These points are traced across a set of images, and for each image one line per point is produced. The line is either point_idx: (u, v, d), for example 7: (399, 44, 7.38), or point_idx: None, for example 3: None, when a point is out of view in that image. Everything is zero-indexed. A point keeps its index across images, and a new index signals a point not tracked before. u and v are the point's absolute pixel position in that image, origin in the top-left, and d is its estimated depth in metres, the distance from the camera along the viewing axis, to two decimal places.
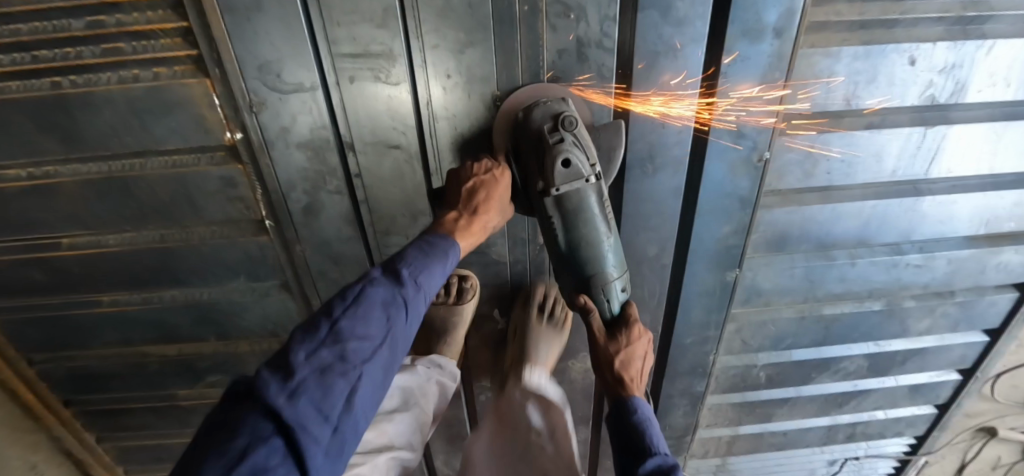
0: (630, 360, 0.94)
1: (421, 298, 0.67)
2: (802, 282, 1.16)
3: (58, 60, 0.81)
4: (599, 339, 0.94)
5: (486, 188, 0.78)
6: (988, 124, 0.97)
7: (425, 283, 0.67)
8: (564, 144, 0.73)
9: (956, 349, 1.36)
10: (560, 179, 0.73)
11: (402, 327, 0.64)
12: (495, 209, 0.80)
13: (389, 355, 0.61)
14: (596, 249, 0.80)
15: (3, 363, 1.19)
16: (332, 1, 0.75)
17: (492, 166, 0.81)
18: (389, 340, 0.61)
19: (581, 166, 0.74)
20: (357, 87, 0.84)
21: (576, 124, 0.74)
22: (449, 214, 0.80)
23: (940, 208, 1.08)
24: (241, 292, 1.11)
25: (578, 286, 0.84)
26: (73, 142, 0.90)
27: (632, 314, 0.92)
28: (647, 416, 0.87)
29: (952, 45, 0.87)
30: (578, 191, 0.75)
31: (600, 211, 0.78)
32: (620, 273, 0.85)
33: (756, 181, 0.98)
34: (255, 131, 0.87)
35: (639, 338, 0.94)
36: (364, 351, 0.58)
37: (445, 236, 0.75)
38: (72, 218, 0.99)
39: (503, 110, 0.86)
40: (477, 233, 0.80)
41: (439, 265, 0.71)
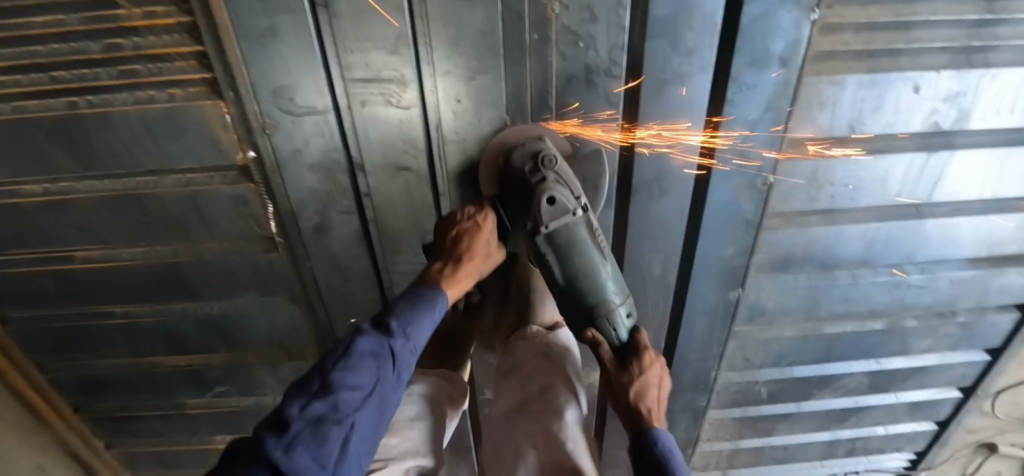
0: (648, 391, 0.81)
1: (411, 349, 0.65)
2: (805, 301, 1.17)
3: (76, 82, 0.83)
4: (610, 373, 0.83)
5: (469, 235, 0.81)
6: (991, 150, 0.98)
7: (415, 334, 0.66)
8: (547, 182, 0.76)
9: (957, 368, 1.37)
10: (548, 216, 0.74)
11: (394, 379, 0.61)
12: (482, 253, 0.82)
13: (382, 407, 0.58)
14: (594, 280, 0.79)
15: (16, 371, 1.21)
16: (346, 29, 0.76)
17: (475, 212, 0.85)
18: (382, 390, 0.58)
19: (566, 201, 0.76)
20: (368, 111, 0.85)
21: (555, 162, 0.78)
22: (435, 266, 0.81)
23: (943, 231, 1.09)
24: (250, 306, 1.13)
25: (582, 320, 0.83)
26: (89, 160, 0.92)
27: (642, 340, 0.85)
28: (670, 448, 0.72)
29: (957, 74, 0.88)
30: (567, 226, 0.76)
31: (592, 242, 0.79)
32: (623, 299, 0.84)
33: (760, 204, 0.99)
34: (267, 152, 0.89)
35: (654, 366, 0.84)
36: (358, 402, 0.55)
37: (432, 287, 0.76)
38: (87, 233, 1.01)
39: (487, 153, 0.91)
40: (463, 281, 0.80)
41: (427, 314, 0.70)
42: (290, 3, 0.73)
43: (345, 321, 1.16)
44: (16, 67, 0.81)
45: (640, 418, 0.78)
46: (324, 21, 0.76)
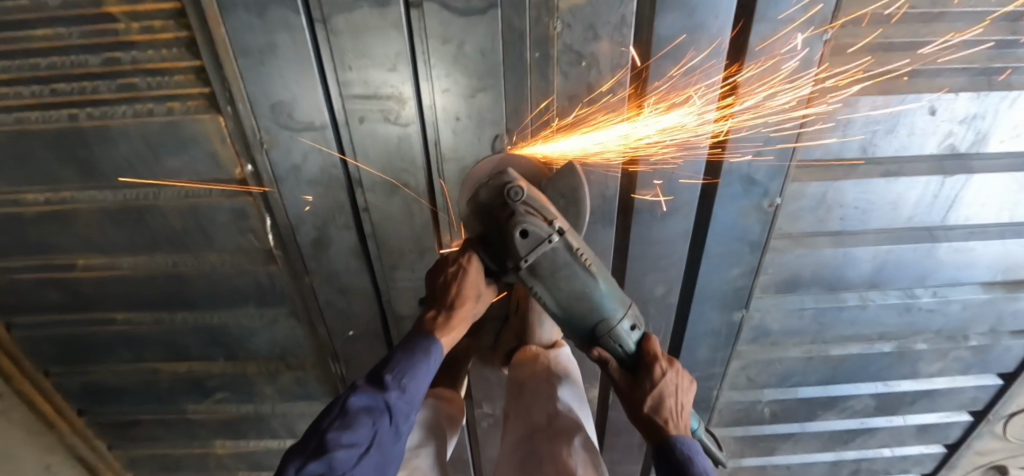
0: (665, 401, 0.75)
1: (410, 400, 0.63)
2: (811, 323, 1.14)
3: (75, 94, 0.83)
4: (624, 394, 0.79)
5: (457, 282, 0.76)
6: (1009, 174, 0.95)
7: (414, 383, 0.64)
8: (517, 215, 0.70)
9: (969, 392, 1.33)
10: (524, 251, 0.71)
11: (392, 432, 0.60)
12: (472, 297, 0.77)
13: (381, 462, 0.57)
14: (588, 303, 0.75)
15: (20, 375, 1.22)
16: (344, 46, 0.76)
17: (460, 254, 0.79)
18: (379, 445, 0.57)
19: (538, 230, 0.70)
20: (366, 128, 0.84)
21: (523, 191, 0.71)
22: (426, 316, 0.77)
23: (958, 254, 1.05)
24: (250, 317, 1.13)
25: (586, 341, 0.79)
26: (89, 171, 0.92)
27: (652, 349, 0.80)
28: (693, 453, 0.67)
29: (975, 96, 0.85)
30: (548, 254, 0.72)
31: (577, 264, 0.73)
32: (625, 311, 0.79)
33: (766, 226, 0.97)
34: (265, 167, 0.88)
35: (667, 375, 0.77)
36: (353, 460, 0.54)
37: (424, 335, 0.72)
38: (89, 242, 1.02)
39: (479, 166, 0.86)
40: (460, 326, 0.76)
41: (426, 360, 0.68)
42: (288, 20, 0.73)
43: (344, 334, 1.16)
44: (16, 80, 0.81)
45: (658, 431, 0.73)
46: (322, 37, 0.75)
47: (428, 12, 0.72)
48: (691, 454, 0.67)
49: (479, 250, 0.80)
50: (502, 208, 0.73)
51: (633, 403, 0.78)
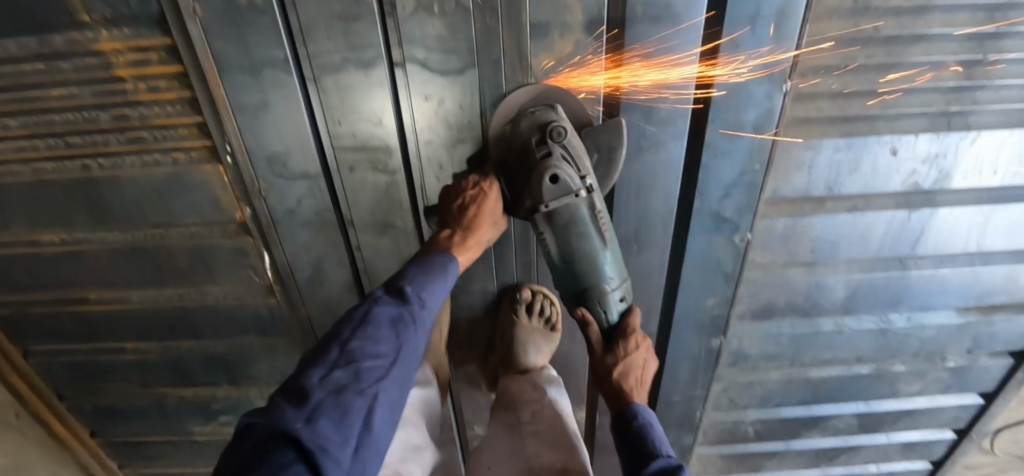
0: (632, 371, 0.85)
1: (426, 313, 0.70)
2: (789, 347, 1.18)
3: (88, 147, 0.90)
4: (595, 352, 0.87)
5: (476, 205, 0.80)
6: (975, 208, 0.98)
7: (428, 299, 0.71)
8: (553, 159, 0.73)
9: (950, 410, 1.36)
10: (548, 196, 0.74)
11: (411, 344, 0.66)
12: (488, 223, 0.83)
13: (403, 371, 0.64)
14: (592, 264, 0.81)
15: (35, 399, 1.30)
16: (334, 103, 0.83)
17: (480, 181, 0.83)
18: (399, 356, 0.64)
19: (570, 181, 0.73)
20: (357, 175, 0.90)
21: (565, 135, 0.74)
22: (444, 233, 0.84)
23: (928, 282, 1.09)
24: (251, 344, 1.19)
25: (575, 298, 0.85)
26: (100, 214, 0.99)
27: (631, 323, 0.86)
28: (649, 423, 0.77)
29: (934, 137, 0.89)
30: (569, 205, 0.76)
31: (594, 225, 0.78)
32: (618, 282, 0.84)
33: (739, 259, 1.01)
34: (263, 211, 0.94)
35: (639, 349, 0.86)
36: (376, 368, 0.60)
37: (443, 252, 0.79)
38: (99, 278, 1.08)
39: (503, 109, 0.83)
40: (473, 249, 0.83)
41: (439, 283, 0.74)
42: (281, 80, 0.80)
43: None
44: (37, 134, 0.89)
45: (622, 396, 0.84)
46: (313, 94, 0.82)
47: (410, 71, 0.80)
48: (648, 421, 0.77)
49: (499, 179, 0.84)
50: (538, 148, 0.76)
51: (601, 363, 0.87)
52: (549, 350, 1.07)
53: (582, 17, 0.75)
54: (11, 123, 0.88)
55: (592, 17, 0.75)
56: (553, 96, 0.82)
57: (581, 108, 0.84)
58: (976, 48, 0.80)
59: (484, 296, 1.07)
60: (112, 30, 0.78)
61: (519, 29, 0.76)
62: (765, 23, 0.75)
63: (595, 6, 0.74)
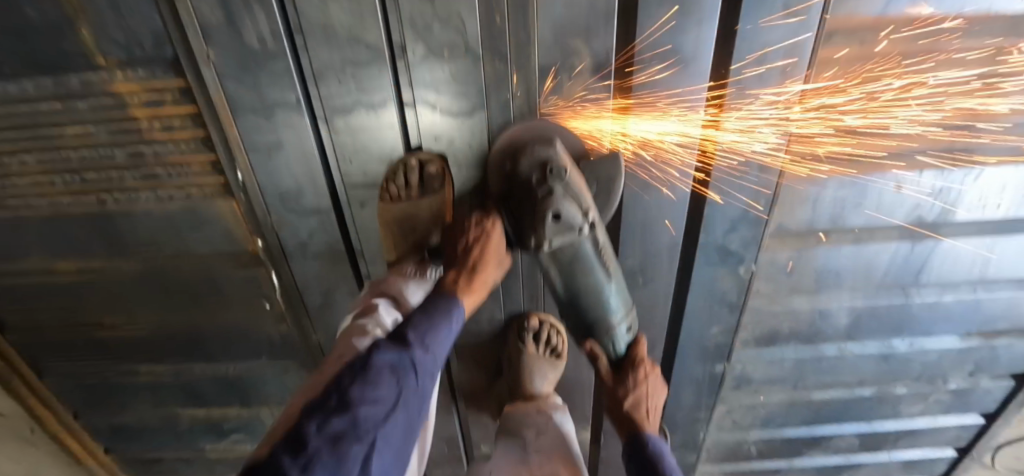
0: (642, 402, 0.87)
1: (431, 360, 0.63)
2: (792, 371, 1.20)
3: (104, 183, 0.92)
4: (606, 383, 0.88)
5: (480, 245, 0.77)
6: (978, 239, 0.99)
7: (434, 344, 0.64)
8: (554, 197, 0.67)
9: (951, 430, 1.37)
10: (550, 234, 0.68)
11: (415, 392, 0.59)
12: (493, 263, 0.79)
13: (405, 420, 0.56)
14: (597, 297, 0.78)
15: (53, 419, 1.33)
16: (345, 143, 0.85)
17: (483, 219, 0.80)
18: (403, 403, 0.56)
19: (573, 216, 0.68)
20: (367, 210, 0.93)
21: (565, 171, 0.68)
22: (447, 275, 0.77)
23: (930, 309, 1.10)
24: (263, 368, 1.21)
25: (582, 332, 0.84)
26: (116, 246, 1.00)
27: (640, 353, 0.87)
28: (662, 453, 0.79)
29: (938, 173, 0.90)
30: (573, 242, 0.71)
31: (598, 259, 0.75)
32: (626, 314, 0.83)
33: (742, 289, 1.03)
34: (276, 244, 0.97)
35: (648, 378, 0.88)
36: (378, 418, 0.52)
37: (446, 295, 0.73)
38: (116, 305, 1.11)
39: (499, 145, 0.81)
40: (478, 290, 0.78)
41: (443, 325, 0.68)
42: (293, 121, 0.81)
43: None
44: (53, 170, 0.90)
45: (633, 426, 0.85)
46: (324, 133, 0.84)
47: (420, 113, 0.82)
48: (660, 451, 0.79)
49: (500, 215, 0.80)
50: (539, 184, 0.70)
51: (612, 393, 0.88)
52: (555, 376, 1.09)
53: (591, 62, 0.77)
54: (28, 160, 0.89)
55: (600, 62, 0.77)
56: (550, 129, 0.80)
57: (578, 140, 0.80)
58: (981, 88, 0.80)
59: (492, 324, 1.09)
60: (127, 72, 0.79)
61: (528, 74, 0.78)
62: (775, 68, 0.77)
63: (603, 52, 0.76)
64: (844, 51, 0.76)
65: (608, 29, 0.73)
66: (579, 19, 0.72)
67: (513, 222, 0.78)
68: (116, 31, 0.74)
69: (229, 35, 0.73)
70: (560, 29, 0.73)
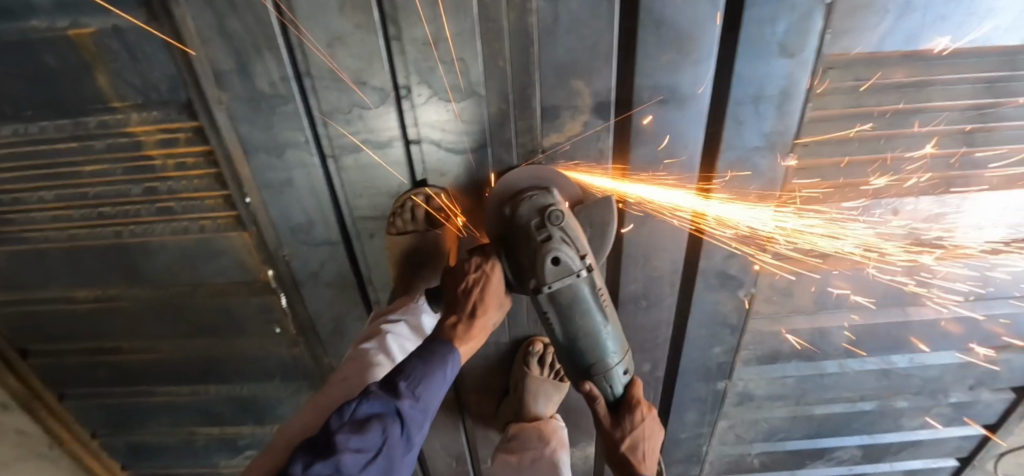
0: (641, 443, 0.88)
1: (420, 410, 0.66)
2: (792, 387, 1.22)
3: (120, 216, 0.94)
4: (604, 425, 0.87)
5: (480, 288, 0.79)
6: (977, 260, 1.00)
7: (426, 394, 0.67)
8: (553, 241, 0.73)
9: (953, 441, 1.39)
10: (550, 276, 0.73)
11: (401, 441, 0.62)
12: (493, 307, 0.81)
13: (387, 469, 0.59)
14: (595, 340, 0.79)
15: (74, 437, 1.37)
16: (353, 178, 0.87)
17: (482, 262, 0.80)
18: (385, 451, 0.58)
19: (570, 262, 0.73)
20: (375, 241, 0.96)
21: (563, 217, 0.75)
22: (447, 320, 0.80)
23: (930, 326, 1.11)
24: (276, 389, 1.25)
25: (580, 373, 0.83)
26: (132, 275, 1.03)
27: (636, 394, 0.87)
28: None
29: (936, 198, 0.90)
30: (571, 286, 0.75)
31: (596, 302, 0.77)
32: (622, 356, 0.83)
33: (742, 312, 1.05)
34: (287, 273, 1.00)
35: (646, 421, 0.87)
36: (361, 464, 0.55)
37: (444, 342, 0.76)
38: (132, 330, 1.14)
39: (494, 191, 0.83)
40: (478, 336, 0.81)
41: (438, 374, 0.70)
42: (303, 159, 0.84)
43: None
44: (70, 205, 0.93)
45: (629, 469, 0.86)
46: (333, 170, 0.86)
47: (425, 149, 0.84)
48: None
49: (499, 258, 0.82)
50: (538, 229, 0.75)
51: (609, 436, 0.88)
52: (559, 398, 1.12)
53: (591, 100, 0.79)
54: (46, 196, 0.92)
55: (601, 100, 0.79)
56: (547, 175, 0.83)
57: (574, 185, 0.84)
58: (977, 117, 0.81)
59: (498, 347, 1.11)
60: (142, 113, 0.81)
61: (530, 112, 0.80)
62: (775, 103, 0.78)
63: (604, 90, 0.78)
64: (842, 85, 0.77)
65: (608, 67, 0.75)
66: (579, 60, 0.74)
67: (514, 267, 0.81)
68: (132, 77, 0.76)
69: (240, 81, 0.76)
70: (561, 70, 0.75)
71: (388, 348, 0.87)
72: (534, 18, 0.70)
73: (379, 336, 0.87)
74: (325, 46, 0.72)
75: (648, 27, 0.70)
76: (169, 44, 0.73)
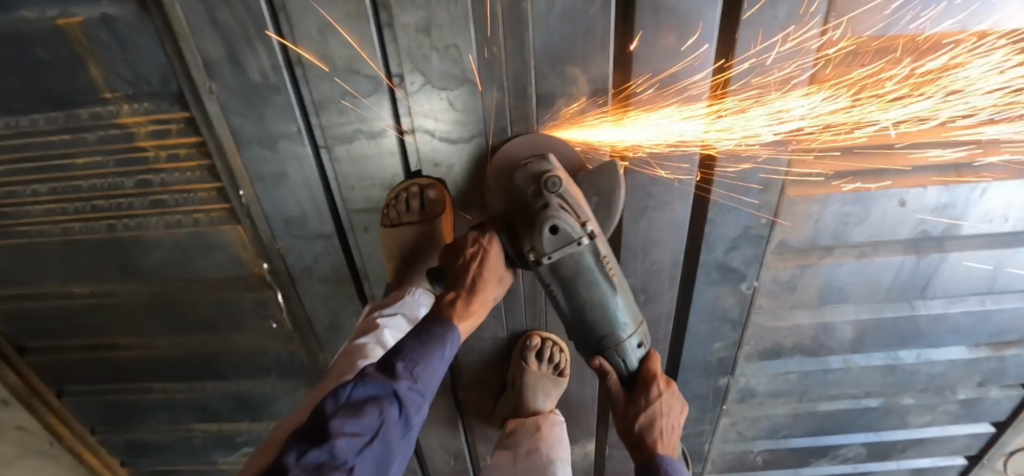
0: (659, 421, 0.84)
1: (419, 391, 0.65)
2: (796, 383, 1.20)
3: (114, 209, 0.93)
4: (618, 402, 0.86)
5: (479, 262, 0.79)
6: (985, 253, 0.97)
7: (424, 374, 0.66)
8: (551, 209, 0.71)
9: (960, 439, 1.36)
10: (549, 247, 0.72)
11: (399, 424, 0.61)
12: (493, 282, 0.81)
13: (385, 454, 0.57)
14: (602, 311, 0.77)
15: (72, 434, 1.36)
16: (347, 170, 0.86)
17: (480, 237, 0.81)
18: (383, 434, 0.57)
19: (570, 230, 0.71)
20: (370, 234, 0.95)
21: (560, 184, 0.71)
22: (447, 295, 0.81)
23: (937, 322, 1.09)
24: (273, 385, 1.24)
25: (591, 349, 0.82)
26: (126, 269, 1.02)
27: (652, 368, 0.84)
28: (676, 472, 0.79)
29: (944, 189, 0.88)
30: (573, 255, 0.73)
31: (601, 272, 0.75)
32: (635, 327, 0.81)
33: (744, 307, 1.03)
34: (281, 267, 0.99)
35: (662, 396, 0.84)
36: (358, 449, 0.53)
37: (444, 320, 0.75)
38: (127, 326, 1.13)
39: (494, 160, 0.82)
40: (479, 308, 0.81)
41: (436, 355, 0.70)
42: (296, 151, 0.83)
43: None
44: (63, 199, 0.92)
45: (646, 448, 0.83)
46: (326, 160, 0.85)
47: (419, 139, 0.83)
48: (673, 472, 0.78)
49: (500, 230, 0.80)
50: (535, 197, 0.73)
51: (624, 414, 0.85)
52: (558, 392, 1.11)
53: (588, 88, 0.77)
54: (40, 190, 0.91)
55: (598, 87, 0.77)
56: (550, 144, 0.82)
57: (576, 154, 0.82)
58: (985, 105, 0.79)
59: (495, 342, 1.10)
60: (133, 104, 0.80)
61: (526, 99, 0.78)
62: (777, 87, 0.76)
63: (600, 77, 0.76)
64: (845, 71, 0.75)
65: (603, 54, 0.73)
66: (574, 46, 0.73)
67: (515, 240, 0.79)
68: (123, 68, 0.75)
69: (230, 71, 0.75)
70: (556, 58, 0.74)
71: (386, 342, 0.84)
72: (529, 3, 0.68)
73: (375, 330, 0.85)
74: (316, 33, 0.71)
75: (646, 11, 0.68)
76: (159, 35, 0.72)
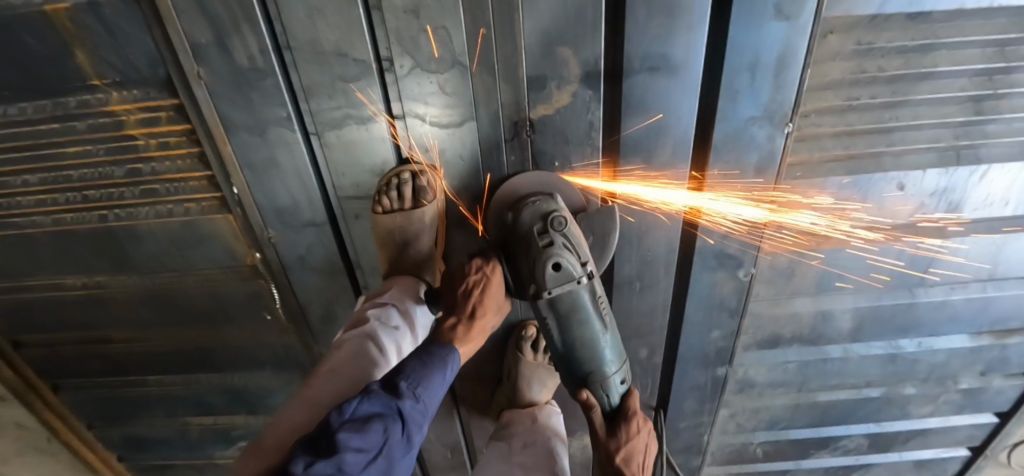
0: (634, 456, 0.85)
1: (421, 411, 0.64)
2: (795, 374, 1.19)
3: (104, 200, 0.92)
4: (600, 436, 0.84)
5: (480, 291, 0.78)
6: (986, 238, 0.96)
7: (425, 395, 0.65)
8: (554, 247, 0.72)
9: (963, 430, 1.34)
10: (551, 283, 0.71)
11: (401, 443, 0.59)
12: (493, 311, 0.81)
13: (387, 472, 0.56)
14: (594, 348, 0.77)
15: (68, 430, 1.36)
16: (337, 157, 0.85)
17: (483, 265, 0.80)
18: (385, 452, 0.55)
19: (572, 268, 0.72)
20: (361, 222, 0.94)
21: (566, 224, 0.74)
22: (447, 320, 0.80)
23: (938, 309, 1.07)
24: (268, 378, 1.23)
25: (576, 381, 0.81)
26: (119, 260, 1.02)
27: (632, 405, 0.83)
28: None
29: (944, 171, 0.86)
30: (572, 293, 0.73)
31: (596, 310, 0.75)
32: (619, 365, 0.81)
33: (742, 295, 1.02)
34: (273, 258, 0.98)
35: (640, 431, 0.84)
36: (361, 465, 0.52)
37: (445, 344, 0.75)
38: (122, 318, 1.13)
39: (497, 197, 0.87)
40: (476, 338, 0.80)
41: (438, 376, 0.69)
42: (285, 137, 0.82)
43: None
44: (55, 188, 0.91)
45: None
46: (317, 147, 0.84)
47: (410, 124, 0.82)
48: None
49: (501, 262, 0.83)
50: (540, 235, 0.75)
51: (604, 447, 0.84)
52: (553, 382, 1.10)
53: (579, 70, 0.76)
54: (31, 180, 0.91)
55: (590, 69, 0.76)
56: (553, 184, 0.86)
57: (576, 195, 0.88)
58: (985, 84, 0.78)
59: (490, 333, 1.09)
60: (122, 92, 0.79)
61: (517, 83, 0.77)
62: (773, 68, 0.74)
63: (592, 60, 0.75)
64: (841, 51, 0.74)
65: (594, 35, 0.72)
66: (565, 27, 0.71)
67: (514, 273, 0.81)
68: (110, 54, 0.74)
69: (218, 56, 0.74)
70: (547, 39, 0.73)
71: (376, 335, 0.82)
72: None
73: (366, 324, 0.83)
74: (304, 17, 0.70)
75: None
76: (146, 20, 0.71)
